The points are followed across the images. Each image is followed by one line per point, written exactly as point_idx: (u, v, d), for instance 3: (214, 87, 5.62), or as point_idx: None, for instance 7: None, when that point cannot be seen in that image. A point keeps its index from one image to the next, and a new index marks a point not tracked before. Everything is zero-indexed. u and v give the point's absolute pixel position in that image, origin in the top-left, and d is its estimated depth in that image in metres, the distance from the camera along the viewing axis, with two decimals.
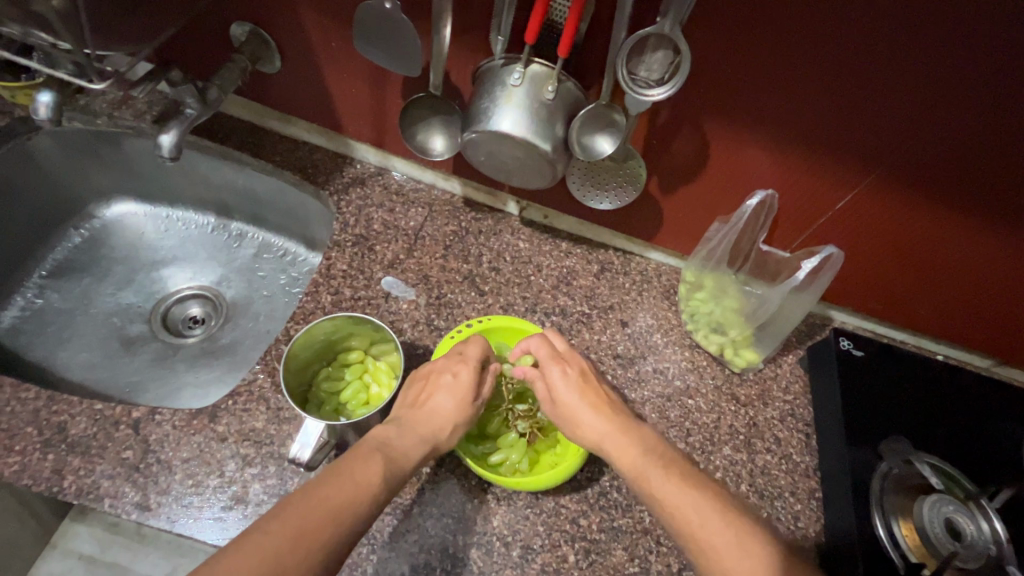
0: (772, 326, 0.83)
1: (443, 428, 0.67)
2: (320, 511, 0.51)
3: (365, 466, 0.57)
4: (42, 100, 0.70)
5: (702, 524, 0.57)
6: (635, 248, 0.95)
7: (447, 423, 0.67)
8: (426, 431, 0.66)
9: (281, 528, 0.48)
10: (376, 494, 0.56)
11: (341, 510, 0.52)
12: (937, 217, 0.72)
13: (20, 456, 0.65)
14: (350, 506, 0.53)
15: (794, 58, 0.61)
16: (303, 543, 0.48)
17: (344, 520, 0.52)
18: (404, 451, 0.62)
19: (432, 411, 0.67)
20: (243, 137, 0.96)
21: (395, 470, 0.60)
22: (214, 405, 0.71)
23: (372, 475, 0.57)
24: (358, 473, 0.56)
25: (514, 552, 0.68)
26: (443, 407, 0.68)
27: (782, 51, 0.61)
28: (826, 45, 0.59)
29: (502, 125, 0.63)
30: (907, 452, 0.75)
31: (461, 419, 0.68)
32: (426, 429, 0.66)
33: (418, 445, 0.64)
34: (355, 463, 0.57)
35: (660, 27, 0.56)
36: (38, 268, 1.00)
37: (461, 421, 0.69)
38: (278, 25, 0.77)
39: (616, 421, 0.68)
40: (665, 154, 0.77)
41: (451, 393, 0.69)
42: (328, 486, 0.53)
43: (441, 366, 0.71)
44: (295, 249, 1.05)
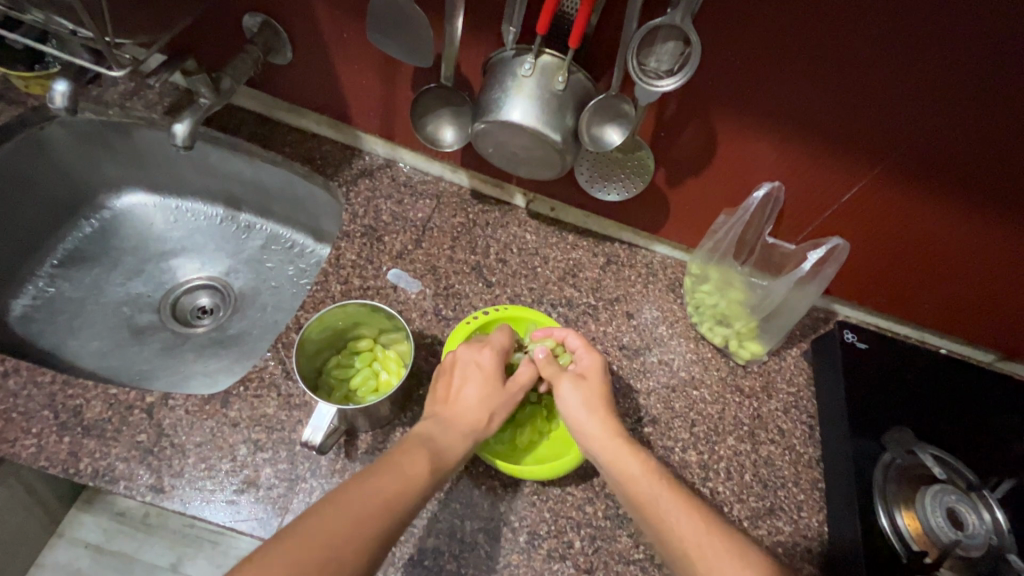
0: (778, 318, 0.83)
1: (480, 419, 0.67)
2: (375, 500, 0.52)
3: (414, 458, 0.58)
4: (58, 88, 0.70)
5: (701, 545, 0.57)
6: (641, 241, 0.95)
7: (483, 414, 0.67)
8: (467, 425, 0.66)
9: (337, 509, 0.50)
10: (427, 485, 0.57)
11: (394, 499, 0.53)
12: (943, 212, 0.73)
13: (37, 438, 0.66)
14: (402, 497, 0.54)
15: (805, 50, 0.62)
16: (363, 529, 0.49)
17: (398, 507, 0.53)
18: (444, 437, 0.63)
19: (469, 403, 0.68)
20: (253, 128, 0.96)
21: (442, 463, 0.61)
22: (225, 391, 0.72)
23: (420, 467, 0.58)
24: (408, 466, 0.57)
25: (521, 537, 0.69)
26: (477, 400, 0.68)
27: (796, 43, 0.61)
28: (838, 37, 0.60)
29: (512, 116, 0.63)
30: (910, 443, 0.76)
31: (495, 406, 0.69)
32: (463, 423, 0.66)
33: (463, 440, 0.65)
34: (406, 455, 0.58)
35: (670, 19, 0.56)
36: (49, 257, 1.00)
37: (498, 410, 0.69)
38: (290, 17, 0.78)
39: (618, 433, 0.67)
40: (673, 146, 0.77)
41: (478, 383, 0.69)
42: (383, 476, 0.55)
43: (464, 357, 0.71)
44: (303, 240, 1.06)
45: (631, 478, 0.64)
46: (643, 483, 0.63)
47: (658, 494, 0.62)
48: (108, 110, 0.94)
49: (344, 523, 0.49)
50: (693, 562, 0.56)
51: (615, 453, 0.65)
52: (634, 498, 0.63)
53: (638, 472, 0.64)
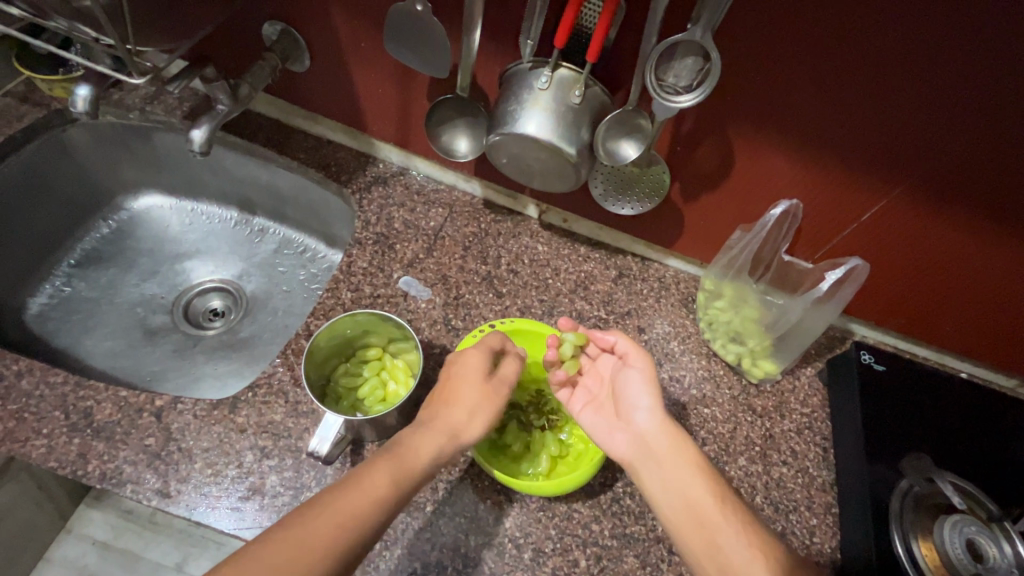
0: (792, 338, 0.81)
1: (462, 419, 0.65)
2: (324, 523, 0.51)
3: (379, 479, 0.56)
4: (80, 93, 0.71)
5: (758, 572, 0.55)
6: (653, 254, 0.95)
7: (463, 415, 0.66)
8: (448, 424, 0.65)
9: (276, 543, 0.49)
10: (387, 497, 0.56)
11: (343, 534, 0.51)
12: (963, 235, 0.72)
13: (46, 439, 0.65)
14: (353, 515, 0.53)
15: (833, 65, 0.61)
16: (303, 555, 0.49)
17: (345, 529, 0.52)
18: (416, 448, 0.61)
19: (454, 407, 0.66)
20: (270, 134, 0.97)
21: (408, 481, 0.58)
22: (234, 396, 0.72)
23: (385, 490, 0.56)
24: (372, 489, 0.55)
25: (526, 554, 0.68)
26: (461, 402, 0.67)
27: (824, 57, 0.60)
28: (869, 53, 0.58)
29: (527, 128, 0.63)
30: (929, 470, 0.73)
31: (479, 408, 0.67)
32: (443, 424, 0.65)
33: (441, 441, 0.63)
34: (371, 475, 0.56)
35: (690, 34, 0.54)
36: (67, 256, 1.02)
37: (483, 418, 0.67)
38: (310, 25, 0.79)
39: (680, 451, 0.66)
40: (689, 161, 0.76)
41: (465, 385, 0.68)
42: (335, 507, 0.53)
43: (460, 358, 0.70)
44: (315, 245, 1.07)
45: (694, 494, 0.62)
46: (704, 499, 0.61)
47: (725, 516, 0.60)
48: (128, 114, 0.95)
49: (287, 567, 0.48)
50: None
51: (674, 460, 0.65)
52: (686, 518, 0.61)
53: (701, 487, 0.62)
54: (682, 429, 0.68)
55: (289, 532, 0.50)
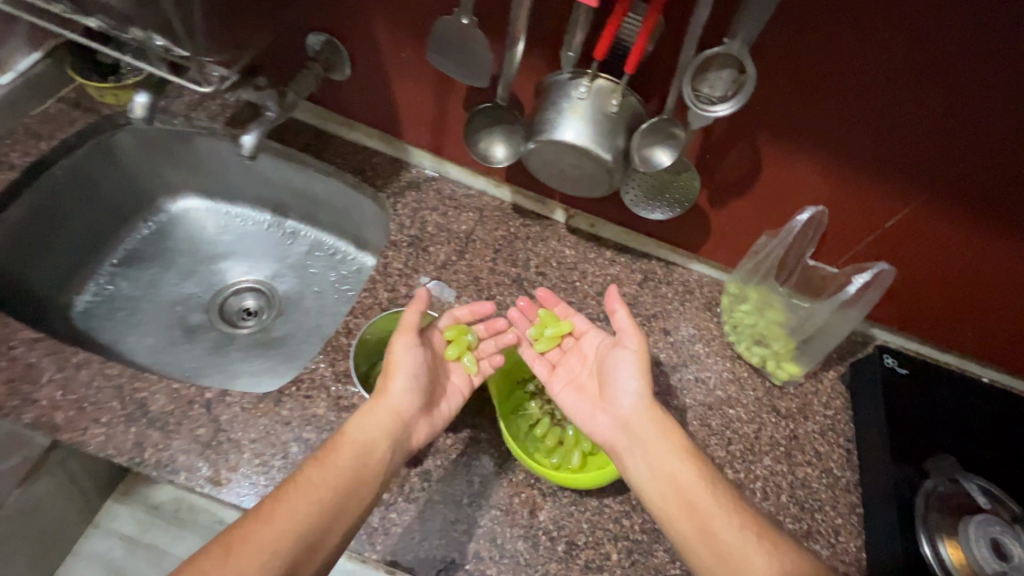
0: (817, 341, 0.84)
1: (390, 408, 0.67)
2: (260, 534, 0.56)
3: (309, 479, 0.61)
4: (138, 100, 0.76)
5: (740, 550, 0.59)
6: (677, 258, 0.97)
7: (390, 405, 0.67)
8: (380, 413, 0.66)
9: (216, 550, 0.55)
10: (314, 499, 0.59)
11: (272, 531, 0.56)
12: (983, 239, 0.74)
13: (105, 427, 0.68)
14: (282, 523, 0.57)
15: (866, 74, 0.64)
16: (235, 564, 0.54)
17: (273, 536, 0.56)
18: (341, 439, 0.64)
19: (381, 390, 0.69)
20: (308, 139, 1.00)
21: (345, 471, 0.62)
22: (279, 390, 0.75)
23: (315, 485, 0.60)
24: (299, 488, 0.59)
25: (559, 547, 0.70)
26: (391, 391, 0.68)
27: (858, 67, 0.63)
28: (900, 62, 0.62)
29: (565, 135, 0.66)
30: (953, 471, 0.76)
31: (406, 393, 0.68)
32: (374, 415, 0.66)
33: (374, 431, 0.65)
34: (301, 475, 0.61)
35: (727, 47, 0.57)
36: (110, 256, 1.06)
37: (415, 394, 0.68)
38: (354, 36, 0.82)
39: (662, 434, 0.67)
40: (718, 168, 0.79)
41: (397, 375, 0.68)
42: (265, 511, 0.58)
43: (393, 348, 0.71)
44: (345, 248, 1.10)
45: (680, 476, 0.64)
46: (689, 481, 0.64)
47: (710, 497, 0.63)
48: (173, 120, 0.99)
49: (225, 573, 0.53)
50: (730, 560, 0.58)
51: (659, 443, 0.67)
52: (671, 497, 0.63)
53: (687, 472, 0.65)
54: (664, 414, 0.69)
55: (227, 540, 0.56)
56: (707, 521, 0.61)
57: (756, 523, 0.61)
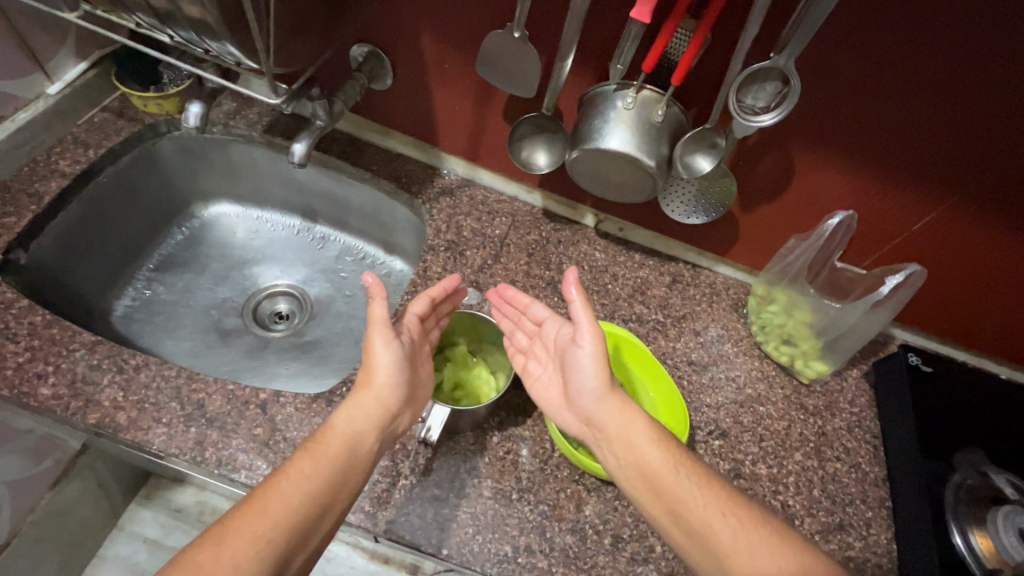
0: (845, 341, 0.87)
1: (377, 402, 0.67)
2: (254, 526, 0.56)
3: (296, 471, 0.61)
4: (193, 109, 0.78)
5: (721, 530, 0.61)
6: (705, 261, 1.00)
7: (374, 399, 0.67)
8: (367, 405, 0.67)
9: (209, 541, 0.55)
10: (306, 490, 0.60)
11: (264, 521, 0.57)
12: (1004, 239, 0.77)
13: (166, 427, 0.70)
14: (277, 512, 0.58)
15: (901, 84, 0.67)
16: (231, 556, 0.54)
17: (267, 527, 0.57)
18: (329, 431, 0.65)
19: (363, 384, 0.69)
20: (342, 147, 1.03)
21: (333, 463, 0.63)
22: (330, 391, 0.77)
23: (304, 477, 0.61)
24: (291, 480, 0.60)
25: (606, 540, 0.73)
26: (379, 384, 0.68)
27: (893, 77, 0.67)
28: (935, 74, 0.65)
29: (612, 144, 0.69)
30: (983, 464, 0.80)
31: (391, 389, 0.68)
32: (358, 409, 0.67)
33: (358, 424, 0.66)
34: (291, 467, 0.61)
35: (774, 61, 0.60)
36: (146, 261, 1.07)
37: (399, 390, 0.69)
38: (397, 48, 0.85)
39: (625, 415, 0.68)
40: (750, 173, 0.82)
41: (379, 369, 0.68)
42: (257, 502, 0.58)
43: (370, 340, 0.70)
44: (376, 252, 1.13)
45: (647, 461, 0.66)
46: (659, 466, 0.66)
47: (680, 479, 0.65)
48: (212, 128, 1.02)
49: (220, 564, 0.53)
50: (705, 541, 0.61)
51: (625, 433, 0.68)
52: (642, 484, 0.65)
53: (656, 455, 0.66)
54: (625, 397, 0.70)
55: (216, 533, 0.56)
56: (675, 504, 0.64)
57: (729, 504, 0.63)
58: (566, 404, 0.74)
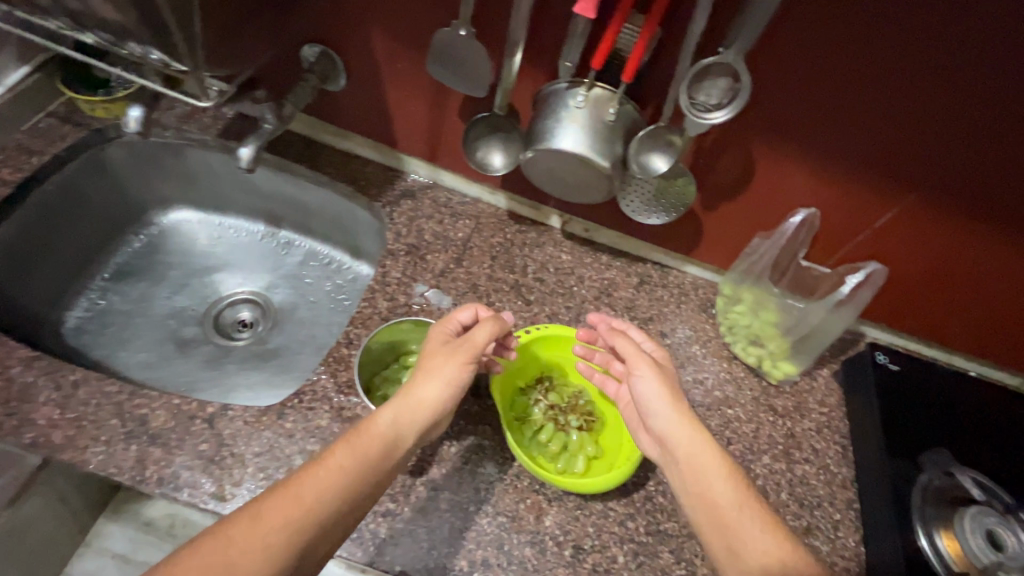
0: (811, 340, 0.85)
1: (432, 410, 0.66)
2: (288, 513, 0.54)
3: (332, 464, 0.58)
4: (132, 114, 0.75)
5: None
6: (672, 262, 0.98)
7: (432, 407, 0.66)
8: (417, 408, 0.65)
9: (237, 528, 0.52)
10: (346, 486, 0.57)
11: (295, 515, 0.54)
12: (972, 235, 0.76)
13: (105, 445, 0.67)
14: (312, 502, 0.55)
15: (868, 77, 0.65)
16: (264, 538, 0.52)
17: (303, 518, 0.54)
18: (374, 425, 0.62)
19: (413, 381, 0.67)
20: (300, 151, 1.00)
21: (369, 461, 0.60)
22: (281, 403, 0.74)
23: (339, 472, 0.58)
24: (328, 473, 0.57)
25: (566, 551, 0.71)
26: (435, 391, 0.67)
27: (860, 70, 0.65)
28: (904, 66, 0.63)
29: (564, 143, 0.67)
30: (949, 464, 0.78)
31: (449, 398, 0.68)
32: (409, 410, 0.65)
33: (406, 426, 0.64)
34: (331, 459, 0.58)
35: (724, 56, 0.58)
36: (101, 270, 1.04)
37: (443, 392, 0.67)
38: (349, 48, 0.83)
39: (696, 444, 0.65)
40: (711, 172, 0.81)
41: (441, 379, 0.67)
42: (288, 492, 0.55)
43: (437, 348, 0.70)
44: (341, 257, 1.10)
45: (716, 496, 0.63)
46: (724, 501, 0.63)
47: (743, 519, 0.61)
48: (165, 132, 0.99)
49: (250, 549, 0.51)
50: None
51: (695, 461, 0.65)
52: (706, 516, 0.63)
53: (726, 488, 0.63)
54: (700, 427, 0.67)
55: (252, 512, 0.54)
56: (734, 542, 0.61)
57: (798, 558, 0.58)
58: (643, 429, 0.73)
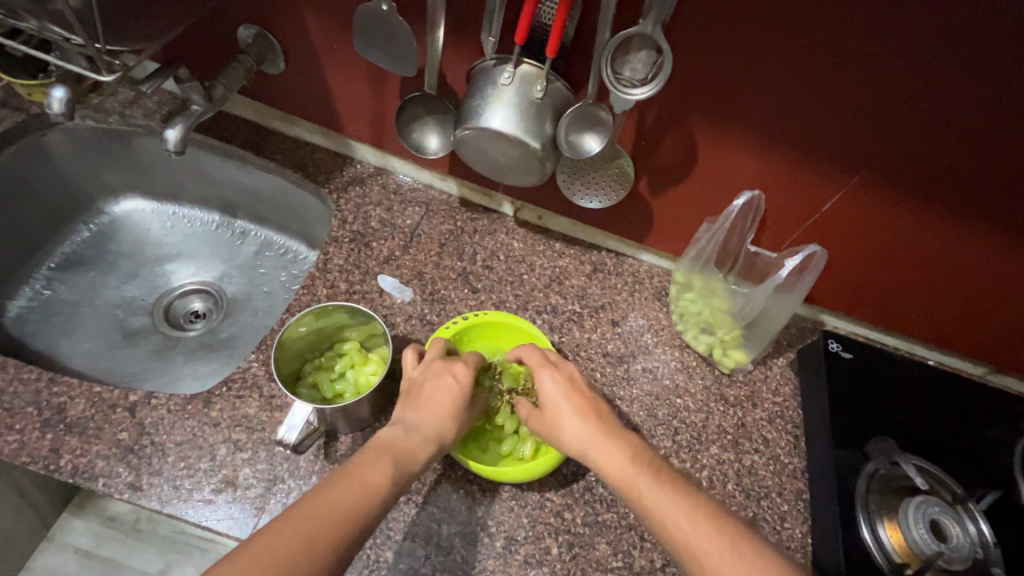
0: (761, 326, 0.83)
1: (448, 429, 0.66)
2: (337, 513, 0.52)
3: (376, 473, 0.57)
4: (55, 95, 0.72)
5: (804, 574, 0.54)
6: (627, 249, 0.96)
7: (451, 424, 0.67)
8: (434, 429, 0.65)
9: (290, 531, 0.49)
10: (386, 492, 0.56)
11: (345, 522, 0.52)
12: (928, 220, 0.73)
13: (19, 435, 0.67)
14: (358, 504, 0.53)
15: (810, 53, 0.62)
16: (319, 539, 0.49)
17: (353, 520, 0.52)
18: (412, 446, 0.62)
19: (441, 409, 0.67)
20: (248, 136, 0.98)
21: (404, 479, 0.59)
22: (209, 391, 0.73)
23: (381, 485, 0.56)
24: (368, 478, 0.56)
25: (498, 542, 0.69)
26: (452, 409, 0.67)
27: (799, 46, 0.62)
28: (845, 42, 0.60)
29: (492, 123, 0.65)
30: (894, 453, 0.75)
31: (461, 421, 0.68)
32: (431, 430, 0.65)
33: (427, 444, 0.64)
34: (369, 466, 0.57)
35: (642, 28, 0.57)
36: (47, 259, 1.03)
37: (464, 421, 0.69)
38: (283, 28, 0.81)
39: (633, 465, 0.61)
40: (654, 155, 0.79)
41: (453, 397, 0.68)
42: (338, 497, 0.53)
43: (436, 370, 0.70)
44: (296, 247, 1.07)
45: (672, 519, 0.56)
46: (681, 520, 0.55)
47: (708, 536, 0.54)
48: (108, 118, 0.96)
49: (306, 547, 0.48)
50: None
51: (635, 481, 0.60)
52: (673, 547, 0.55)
53: (681, 506, 0.56)
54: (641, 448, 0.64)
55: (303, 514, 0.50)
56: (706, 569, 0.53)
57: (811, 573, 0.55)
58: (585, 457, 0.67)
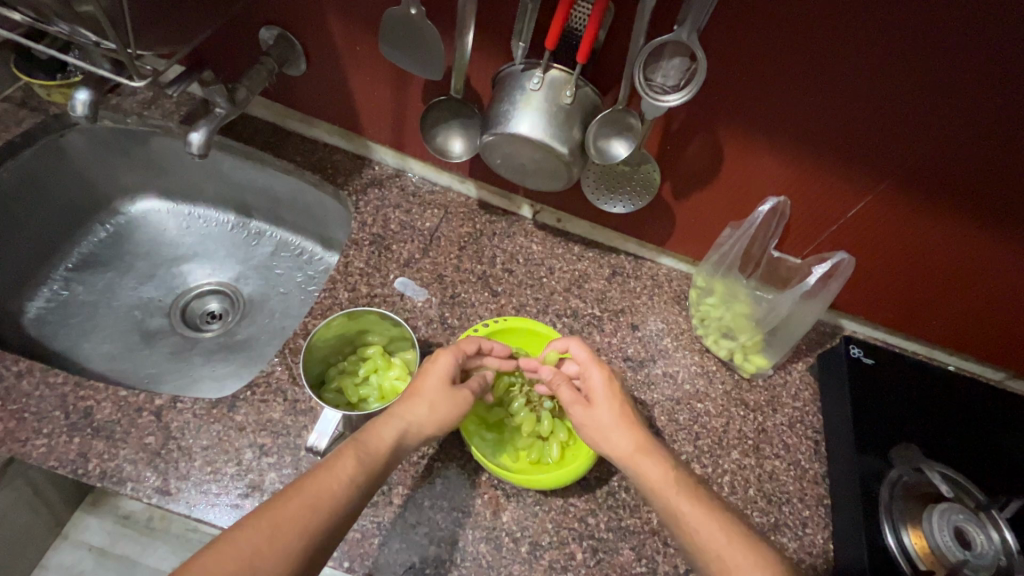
0: (782, 332, 0.82)
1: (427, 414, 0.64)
2: (301, 509, 0.51)
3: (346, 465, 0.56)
4: (79, 97, 0.72)
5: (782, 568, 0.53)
6: (646, 252, 0.96)
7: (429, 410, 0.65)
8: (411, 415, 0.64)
9: (254, 532, 0.48)
10: (357, 485, 0.55)
11: (311, 520, 0.51)
12: (954, 227, 0.73)
13: (47, 438, 0.68)
14: (325, 499, 0.52)
15: (838, 59, 0.61)
16: (280, 538, 0.49)
17: (319, 517, 0.51)
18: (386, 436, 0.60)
19: (417, 400, 0.65)
20: (266, 137, 0.98)
21: (377, 469, 0.57)
22: (233, 395, 0.73)
23: (349, 477, 0.55)
24: (335, 472, 0.54)
25: (523, 547, 0.69)
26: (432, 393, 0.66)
27: (828, 54, 0.61)
28: (876, 50, 0.59)
29: (520, 128, 0.65)
30: (919, 461, 0.76)
31: (445, 404, 0.66)
32: (407, 417, 0.63)
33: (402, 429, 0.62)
34: (337, 461, 0.56)
35: (677, 35, 0.57)
36: (65, 260, 1.03)
37: (443, 410, 0.66)
38: (305, 30, 0.80)
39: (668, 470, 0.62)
40: (679, 159, 0.78)
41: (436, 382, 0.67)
42: (305, 495, 0.52)
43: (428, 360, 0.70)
44: (312, 248, 1.07)
45: (705, 534, 0.56)
46: (713, 534, 0.56)
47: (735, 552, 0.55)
48: (126, 119, 0.96)
49: (267, 546, 0.48)
50: None
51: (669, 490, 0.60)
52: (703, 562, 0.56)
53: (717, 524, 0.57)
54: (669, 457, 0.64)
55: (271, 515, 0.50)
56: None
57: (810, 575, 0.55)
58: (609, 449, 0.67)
